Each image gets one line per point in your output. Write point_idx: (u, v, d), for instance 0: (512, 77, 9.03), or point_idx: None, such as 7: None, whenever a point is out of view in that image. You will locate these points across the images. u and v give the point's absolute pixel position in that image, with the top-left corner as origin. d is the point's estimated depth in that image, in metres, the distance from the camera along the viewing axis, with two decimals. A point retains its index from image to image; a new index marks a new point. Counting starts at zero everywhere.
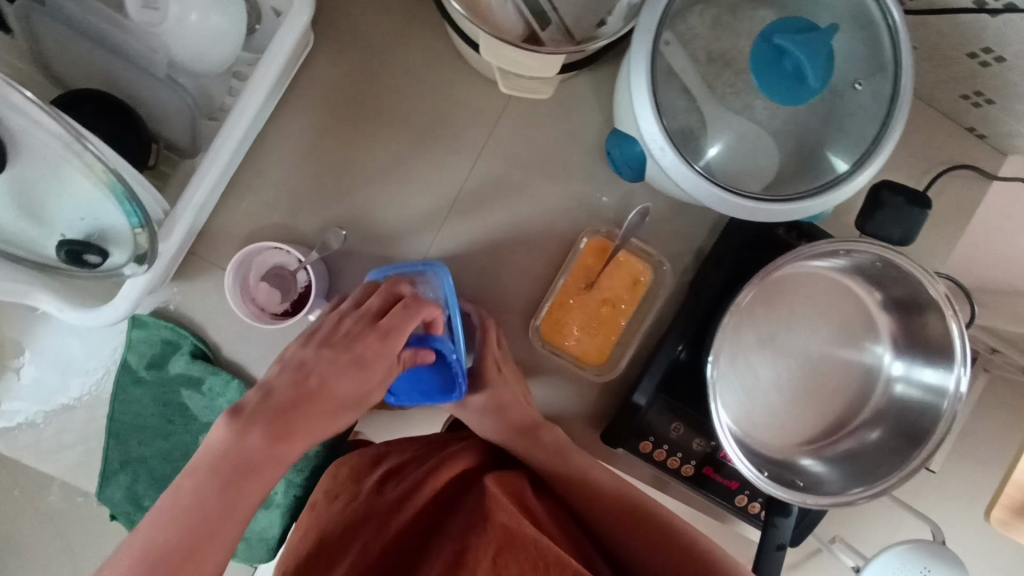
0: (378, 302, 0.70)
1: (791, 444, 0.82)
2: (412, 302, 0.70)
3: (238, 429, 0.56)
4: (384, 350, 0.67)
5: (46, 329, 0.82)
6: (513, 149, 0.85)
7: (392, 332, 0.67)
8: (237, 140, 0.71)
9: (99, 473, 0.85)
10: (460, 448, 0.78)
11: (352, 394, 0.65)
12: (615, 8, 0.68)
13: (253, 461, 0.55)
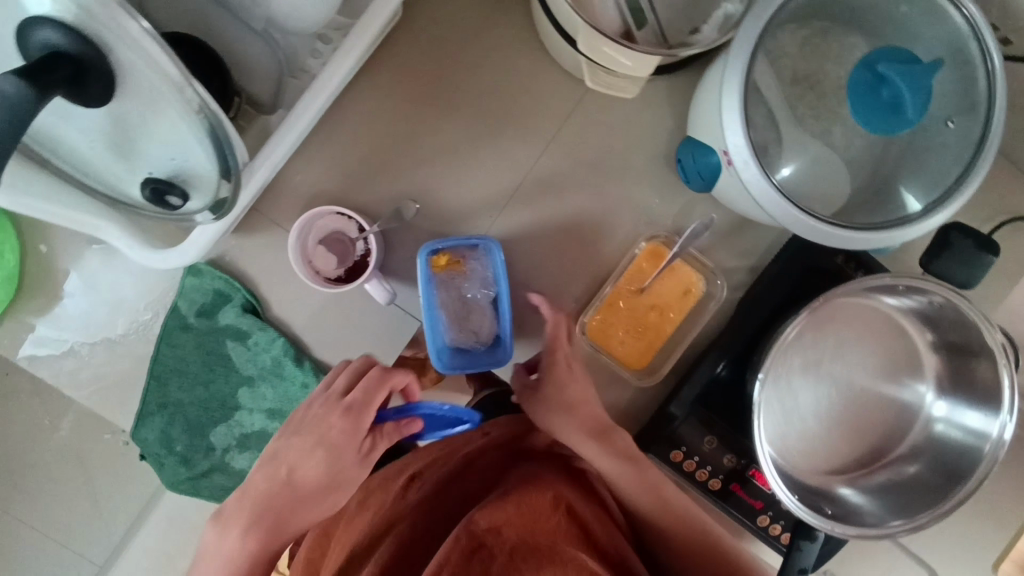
0: (340, 381, 0.73)
1: (827, 472, 0.82)
2: (375, 376, 0.72)
3: (223, 530, 0.68)
4: (349, 432, 0.71)
5: (99, 266, 0.82)
6: (580, 145, 0.85)
7: (358, 413, 0.71)
8: (321, 102, 0.71)
9: (134, 412, 0.84)
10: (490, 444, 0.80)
11: (320, 475, 0.70)
12: (711, 17, 0.68)
13: (238, 553, 0.66)
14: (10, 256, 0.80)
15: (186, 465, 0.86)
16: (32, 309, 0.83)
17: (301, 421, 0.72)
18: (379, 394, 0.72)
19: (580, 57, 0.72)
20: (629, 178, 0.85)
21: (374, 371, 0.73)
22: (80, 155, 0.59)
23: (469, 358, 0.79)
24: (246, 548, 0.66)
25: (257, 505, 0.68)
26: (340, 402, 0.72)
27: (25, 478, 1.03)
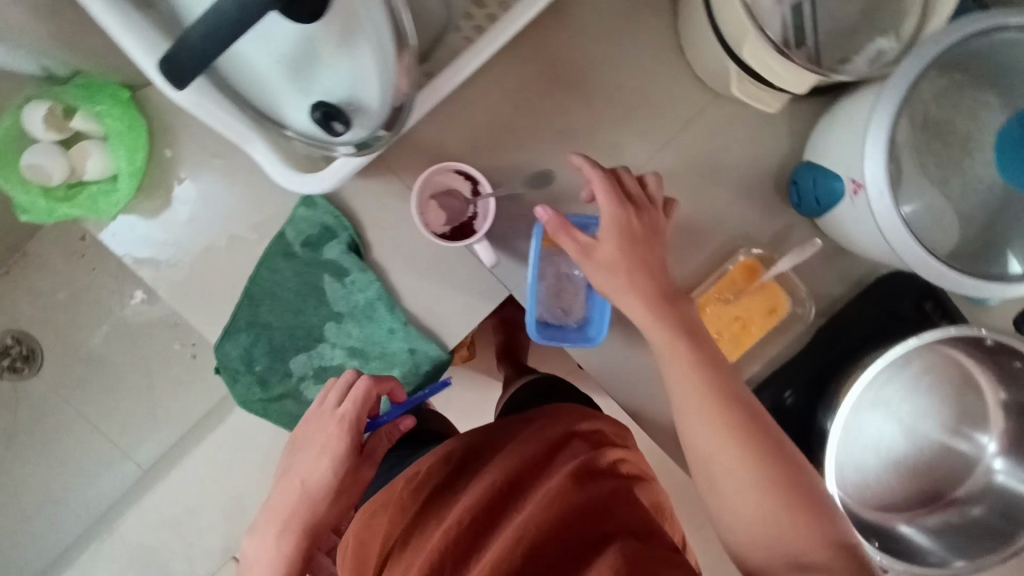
0: (332, 394, 0.78)
1: (889, 510, 0.85)
2: (363, 388, 0.77)
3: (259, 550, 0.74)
4: (347, 437, 0.76)
5: (215, 179, 0.85)
6: (695, 151, 0.87)
7: (352, 421, 0.76)
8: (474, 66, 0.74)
9: (222, 327, 0.87)
10: (537, 431, 0.79)
11: (327, 478, 0.76)
12: (864, 49, 0.70)
13: (302, 519, 0.75)
14: (139, 154, 0.81)
15: (262, 387, 0.89)
16: (146, 211, 0.85)
17: (307, 435, 0.78)
18: (369, 403, 0.77)
19: (732, 67, 0.71)
20: (735, 191, 0.87)
21: (362, 382, 0.77)
22: (256, 68, 0.61)
23: (558, 332, 0.81)
24: (280, 549, 0.73)
25: (291, 509, 0.74)
26: (336, 412, 0.77)
27: (89, 372, 1.06)
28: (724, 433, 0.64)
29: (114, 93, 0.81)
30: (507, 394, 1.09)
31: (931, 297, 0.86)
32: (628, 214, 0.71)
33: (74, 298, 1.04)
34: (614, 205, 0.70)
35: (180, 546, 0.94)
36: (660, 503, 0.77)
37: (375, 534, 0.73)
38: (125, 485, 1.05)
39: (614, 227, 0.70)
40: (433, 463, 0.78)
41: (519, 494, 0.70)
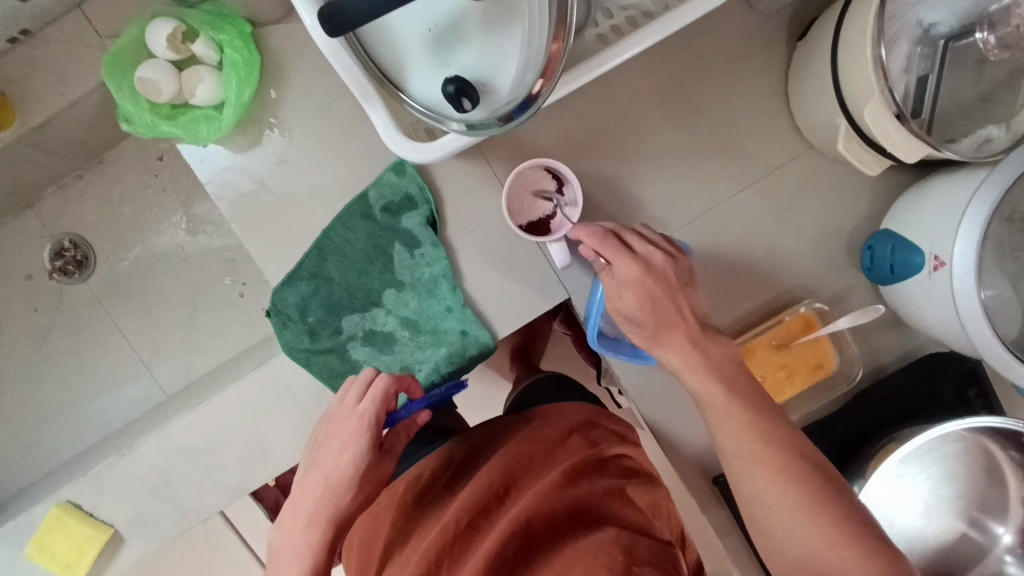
0: (352, 391, 0.77)
1: None
2: (384, 385, 0.76)
3: (283, 535, 0.73)
4: (369, 434, 0.74)
5: (313, 128, 0.87)
6: (777, 196, 0.88)
7: (373, 419, 0.75)
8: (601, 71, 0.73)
9: (286, 272, 0.88)
10: (535, 431, 0.81)
11: (349, 469, 0.75)
12: (972, 134, 0.72)
13: (323, 511, 0.73)
14: (250, 89, 0.82)
15: (310, 337, 0.89)
16: (236, 143, 0.87)
17: (328, 430, 0.77)
18: (387, 398, 0.76)
19: (843, 123, 0.74)
20: (807, 244, 0.89)
21: (382, 378, 0.76)
22: (401, 33, 0.64)
23: (613, 343, 0.83)
24: (305, 541, 0.72)
25: (315, 502, 0.73)
26: (357, 407, 0.76)
27: (136, 289, 1.07)
28: (741, 442, 0.62)
29: (238, 27, 0.83)
30: (516, 393, 1.09)
31: (975, 385, 0.87)
32: (631, 270, 0.69)
33: (140, 214, 1.06)
34: (620, 263, 0.69)
35: (196, 476, 0.93)
36: (659, 501, 0.76)
37: (378, 534, 0.74)
38: (144, 406, 1.06)
39: (625, 285, 0.69)
40: (433, 466, 0.81)
41: (511, 494, 0.71)
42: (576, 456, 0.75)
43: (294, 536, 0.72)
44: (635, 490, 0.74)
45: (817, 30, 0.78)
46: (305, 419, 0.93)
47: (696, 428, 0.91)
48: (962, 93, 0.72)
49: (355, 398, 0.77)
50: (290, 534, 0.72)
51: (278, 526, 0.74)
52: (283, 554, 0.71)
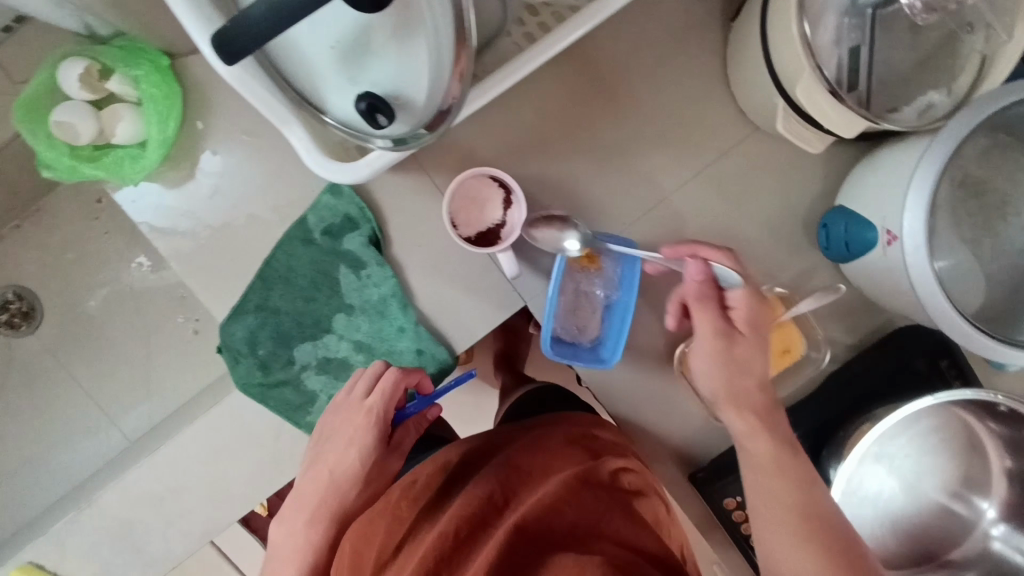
0: (361, 384, 0.79)
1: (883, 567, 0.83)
2: (391, 380, 0.77)
3: (287, 532, 0.72)
4: (375, 428, 0.76)
5: (244, 156, 0.85)
6: (727, 183, 0.86)
7: (380, 414, 0.76)
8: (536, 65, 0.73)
9: (232, 306, 0.85)
10: (536, 443, 0.77)
11: (354, 465, 0.74)
12: (914, 101, 0.70)
13: (327, 510, 0.73)
14: (173, 124, 0.81)
15: (263, 370, 0.86)
16: (168, 179, 0.85)
17: (334, 424, 0.78)
18: (396, 394, 0.78)
19: (780, 102, 0.72)
20: (763, 228, 0.86)
21: (389, 373, 0.77)
22: (303, 53, 0.61)
23: (571, 349, 0.81)
24: (307, 538, 0.71)
25: (319, 499, 0.73)
26: (365, 402, 0.77)
27: (89, 334, 1.04)
28: (792, 524, 0.60)
29: (154, 60, 0.81)
30: (505, 407, 1.05)
31: (947, 355, 0.83)
32: (738, 349, 0.68)
33: (89, 260, 1.03)
34: (722, 343, 0.68)
35: (159, 524, 0.91)
36: (657, 518, 0.73)
37: (369, 542, 0.65)
38: (105, 456, 1.03)
39: (712, 361, 0.69)
40: (431, 471, 0.74)
41: (513, 504, 0.66)
42: (580, 467, 0.71)
43: (298, 533, 0.71)
44: (638, 506, 0.71)
45: (748, 10, 0.76)
46: (267, 454, 0.90)
47: (667, 426, 0.88)
48: (899, 60, 0.70)
49: (365, 392, 0.78)
50: (293, 531, 0.72)
51: (281, 523, 0.73)
52: (285, 551, 0.71)
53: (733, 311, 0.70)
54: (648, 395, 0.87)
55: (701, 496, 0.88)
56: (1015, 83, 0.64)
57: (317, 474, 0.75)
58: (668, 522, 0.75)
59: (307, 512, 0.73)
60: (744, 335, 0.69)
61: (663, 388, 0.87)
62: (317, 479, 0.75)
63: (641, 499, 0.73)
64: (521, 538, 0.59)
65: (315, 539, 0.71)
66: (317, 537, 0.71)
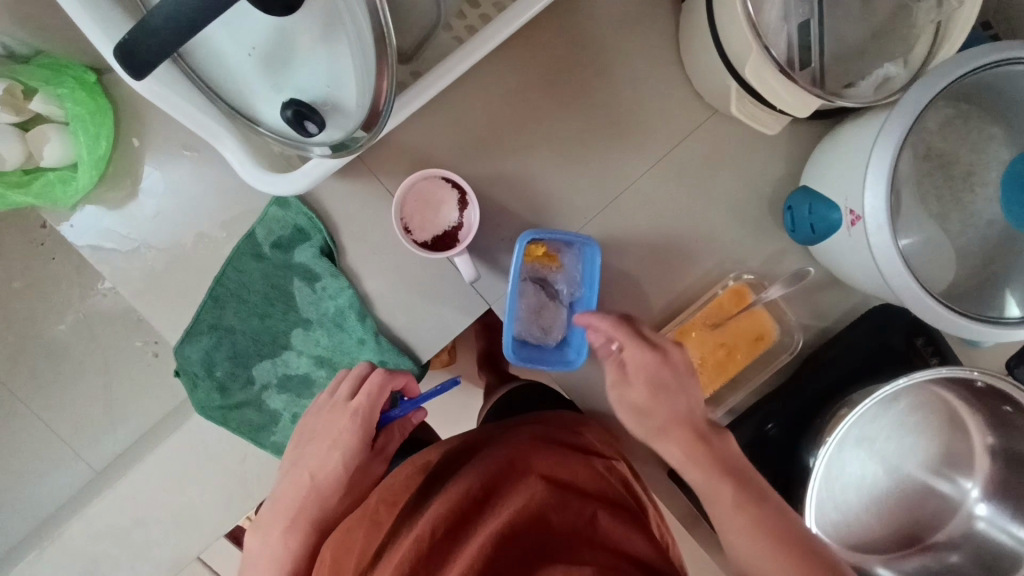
0: (344, 386, 0.74)
1: (869, 552, 0.80)
2: (377, 381, 0.72)
3: (263, 537, 0.71)
4: (360, 432, 0.72)
5: (184, 172, 0.82)
6: (688, 169, 0.83)
7: (365, 417, 0.72)
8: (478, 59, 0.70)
9: (184, 329, 0.82)
10: (520, 435, 0.73)
11: (335, 473, 0.72)
12: (869, 75, 0.69)
13: (305, 517, 0.70)
14: (103, 143, 0.79)
15: (221, 393, 0.83)
16: (110, 201, 0.82)
17: (316, 427, 0.74)
18: (381, 398, 0.72)
19: (732, 85, 0.71)
20: (728, 213, 0.84)
21: (375, 374, 0.73)
22: (225, 63, 0.59)
23: (537, 352, 0.79)
24: (285, 544, 0.69)
25: (298, 504, 0.71)
26: (349, 405, 0.72)
27: (61, 360, 1.07)
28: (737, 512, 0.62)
29: (80, 77, 0.80)
30: (487, 407, 0.97)
31: (922, 333, 0.81)
32: (630, 395, 0.68)
33: (53, 288, 1.06)
34: (616, 393, 0.69)
35: (126, 557, 0.89)
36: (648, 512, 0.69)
37: (349, 551, 0.63)
38: (77, 485, 1.06)
39: (618, 407, 0.70)
40: (408, 474, 0.70)
41: (494, 502, 0.62)
42: (564, 465, 0.67)
43: (276, 539, 0.70)
44: (629, 501, 0.67)
45: None
46: (234, 478, 0.88)
47: None
48: (852, 33, 0.70)
49: (349, 394, 0.73)
50: (270, 536, 0.70)
51: (259, 531, 0.72)
52: (263, 559, 0.69)
53: (626, 360, 0.68)
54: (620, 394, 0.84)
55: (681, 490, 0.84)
56: (970, 52, 0.61)
57: (296, 480, 0.72)
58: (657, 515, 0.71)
59: (286, 518, 0.71)
60: (632, 381, 0.68)
61: None
62: (297, 486, 0.72)
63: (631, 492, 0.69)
64: (500, 546, 0.56)
65: (293, 543, 0.69)
66: (295, 542, 0.69)
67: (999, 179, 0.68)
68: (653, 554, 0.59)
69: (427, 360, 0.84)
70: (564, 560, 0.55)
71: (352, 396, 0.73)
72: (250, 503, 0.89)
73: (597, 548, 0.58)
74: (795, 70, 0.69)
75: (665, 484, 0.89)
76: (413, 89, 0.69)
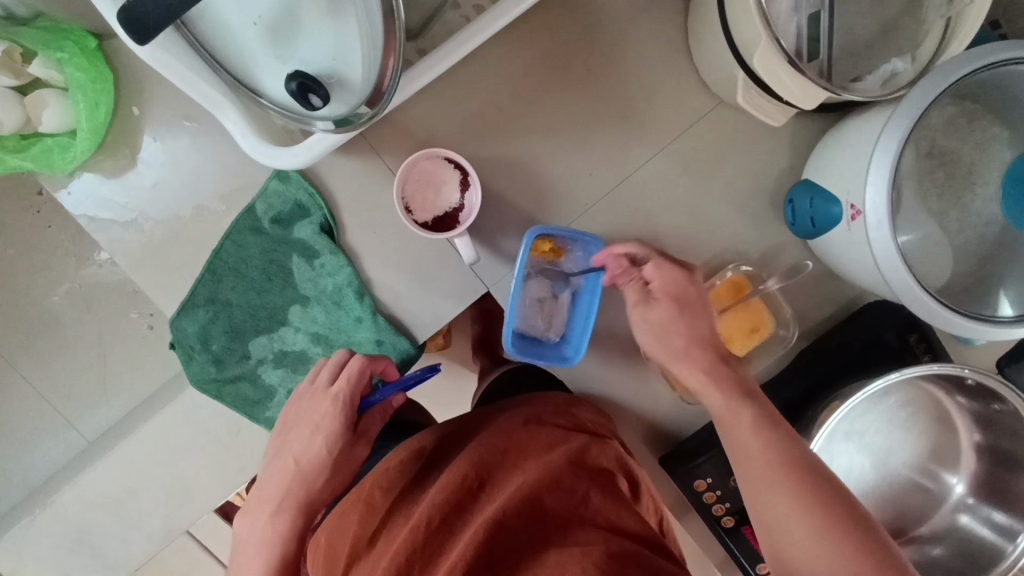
0: (324, 373, 0.74)
1: None
2: (357, 366, 0.72)
3: (252, 523, 0.70)
4: (342, 415, 0.72)
5: (186, 142, 0.81)
6: (692, 158, 0.83)
7: (346, 401, 0.72)
8: (485, 37, 0.69)
9: (181, 300, 0.81)
10: (514, 418, 0.73)
11: (320, 456, 0.72)
12: (877, 70, 0.69)
13: (295, 500, 0.70)
14: (103, 108, 0.79)
15: (216, 366, 0.83)
16: (109, 168, 0.82)
17: (298, 414, 0.74)
18: (360, 383, 0.73)
19: (739, 75, 0.71)
20: (730, 205, 0.84)
21: (355, 359, 0.73)
22: (230, 31, 0.59)
23: (535, 348, 0.80)
24: (275, 529, 0.69)
25: (285, 489, 0.71)
26: (329, 391, 0.73)
27: (56, 328, 1.07)
28: (779, 482, 0.60)
29: (80, 41, 0.80)
30: (483, 389, 0.98)
31: (916, 330, 0.81)
32: (652, 313, 0.73)
33: (48, 256, 1.05)
34: (639, 312, 0.74)
35: (117, 526, 0.89)
36: (639, 489, 0.70)
37: (344, 535, 0.64)
38: (70, 455, 1.07)
39: (639, 326, 0.74)
40: (403, 459, 0.70)
41: (489, 488, 0.62)
42: (556, 446, 0.67)
43: (267, 522, 0.70)
44: (622, 479, 0.68)
45: None
46: (228, 451, 0.89)
47: (635, 413, 0.85)
48: (862, 26, 0.70)
49: (329, 380, 0.74)
50: (258, 523, 0.70)
51: (246, 517, 0.71)
52: (251, 546, 0.69)
53: (650, 284, 0.74)
54: (615, 382, 0.84)
55: (672, 478, 0.84)
56: (978, 50, 0.62)
57: (284, 465, 0.72)
58: (647, 486, 0.73)
59: (274, 504, 0.70)
60: (657, 301, 0.73)
61: (632, 374, 0.84)
62: (285, 472, 0.72)
63: (623, 467, 0.70)
64: (495, 530, 0.56)
65: (282, 525, 0.69)
66: (283, 525, 0.69)
67: (1000, 179, 0.68)
68: (642, 529, 0.61)
69: (423, 342, 0.84)
70: (556, 543, 0.56)
71: (332, 382, 0.74)
72: (242, 477, 0.90)
73: (589, 526, 0.59)
74: (803, 62, 0.69)
75: (655, 472, 0.90)
76: (421, 65, 0.68)
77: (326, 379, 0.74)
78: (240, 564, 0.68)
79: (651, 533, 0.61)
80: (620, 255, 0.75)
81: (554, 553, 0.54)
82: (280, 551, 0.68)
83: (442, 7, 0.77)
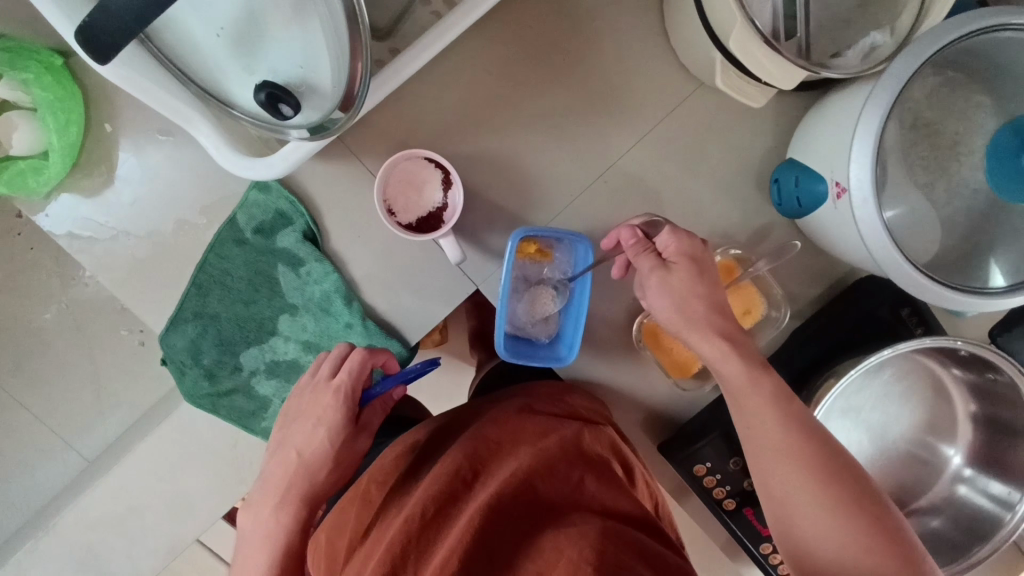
0: (325, 366, 0.73)
1: None
2: (357, 359, 0.71)
3: (255, 515, 0.70)
4: (343, 408, 0.71)
5: (162, 157, 0.81)
6: (675, 143, 0.82)
7: (347, 393, 0.71)
8: (458, 33, 0.68)
9: (168, 317, 0.81)
10: (506, 409, 0.73)
11: (320, 452, 0.71)
12: (856, 45, 0.68)
13: (296, 495, 0.70)
14: (74, 128, 0.78)
15: (209, 380, 0.83)
16: (86, 188, 0.81)
17: (300, 408, 0.73)
18: (362, 376, 0.72)
19: (717, 57, 0.70)
20: (715, 187, 0.83)
21: (356, 353, 0.72)
22: (194, 45, 0.58)
23: (528, 348, 0.79)
24: (278, 521, 0.68)
25: (288, 480, 0.70)
26: (331, 383, 0.72)
27: (46, 347, 1.06)
28: (788, 454, 0.60)
29: (46, 61, 0.79)
30: (478, 385, 0.98)
31: (907, 304, 0.81)
32: (673, 279, 0.68)
33: (33, 278, 1.05)
34: (657, 277, 0.68)
35: (121, 544, 0.89)
36: (634, 472, 0.70)
37: (342, 531, 0.64)
38: (70, 475, 1.06)
39: (656, 292, 0.68)
40: (397, 454, 0.70)
41: (483, 478, 0.62)
42: (550, 432, 0.67)
43: (273, 514, 0.69)
44: (616, 463, 0.68)
45: None
46: (227, 463, 0.89)
47: (632, 403, 0.85)
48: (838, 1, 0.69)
49: (330, 373, 0.73)
50: (262, 515, 0.69)
51: (248, 513, 0.71)
52: (255, 539, 0.69)
53: (666, 251, 0.70)
54: (611, 372, 0.84)
55: (672, 464, 0.84)
56: (956, 19, 0.61)
57: (286, 463, 0.71)
58: (643, 471, 0.73)
59: (278, 496, 0.70)
60: (676, 265, 0.68)
61: (626, 363, 0.84)
62: (287, 467, 0.71)
63: (618, 452, 0.70)
64: (489, 517, 0.56)
65: (286, 518, 0.69)
66: (288, 517, 0.69)
67: (984, 148, 0.68)
68: (637, 512, 0.61)
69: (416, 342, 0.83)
70: (551, 528, 0.56)
71: (334, 375, 0.73)
72: (243, 487, 0.89)
73: (583, 511, 0.59)
74: (781, 41, 0.67)
75: (654, 458, 0.90)
76: (392, 66, 0.67)
77: (334, 371, 0.73)
78: (243, 560, 0.68)
79: (645, 515, 0.61)
80: (633, 226, 0.74)
81: (551, 538, 0.54)
82: (286, 541, 0.68)
83: (411, 5, 0.76)
